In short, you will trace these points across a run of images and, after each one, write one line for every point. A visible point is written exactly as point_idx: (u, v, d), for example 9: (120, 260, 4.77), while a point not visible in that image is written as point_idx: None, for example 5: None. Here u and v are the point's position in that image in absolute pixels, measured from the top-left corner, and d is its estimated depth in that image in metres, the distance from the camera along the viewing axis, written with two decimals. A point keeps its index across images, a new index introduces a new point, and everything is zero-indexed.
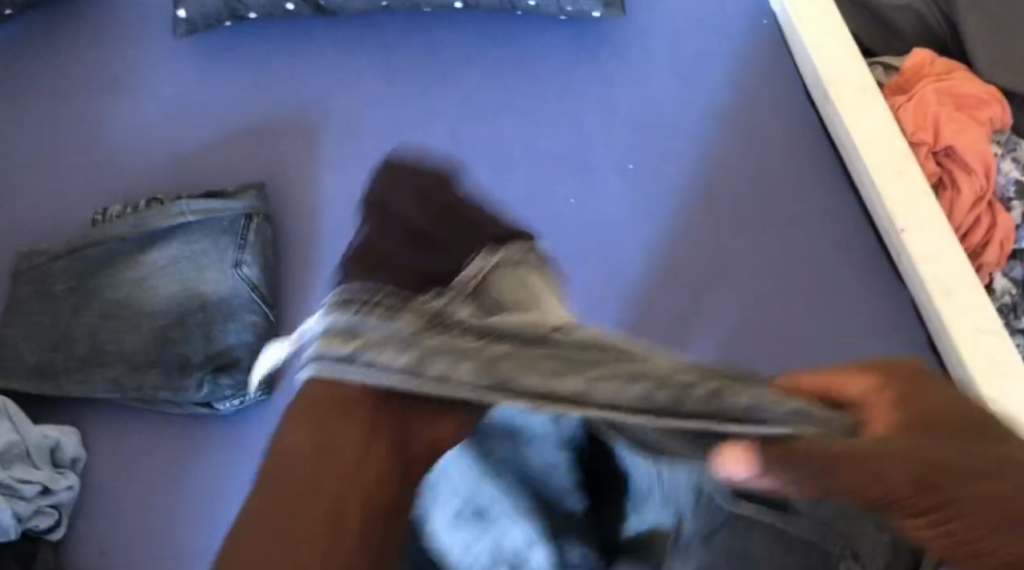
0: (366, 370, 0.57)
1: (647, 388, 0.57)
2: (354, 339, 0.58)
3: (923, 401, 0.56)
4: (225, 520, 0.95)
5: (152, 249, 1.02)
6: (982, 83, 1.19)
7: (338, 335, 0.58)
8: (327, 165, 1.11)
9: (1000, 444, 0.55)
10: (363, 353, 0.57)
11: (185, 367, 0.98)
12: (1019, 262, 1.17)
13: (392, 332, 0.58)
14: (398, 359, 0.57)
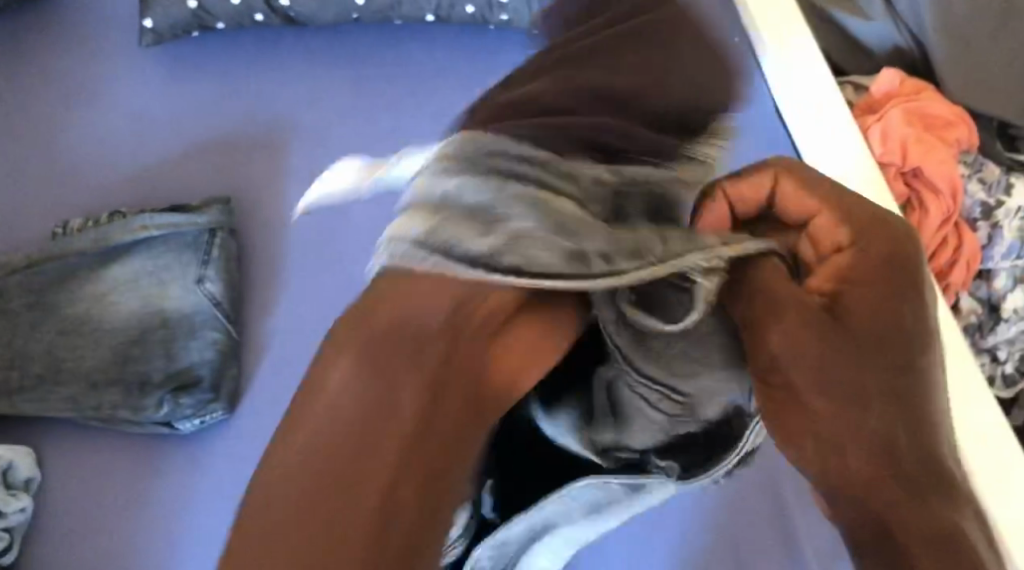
0: (475, 258, 0.56)
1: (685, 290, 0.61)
2: (483, 232, 0.57)
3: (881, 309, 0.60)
4: (183, 541, 0.93)
5: (112, 263, 1.00)
6: (950, 106, 1.19)
7: (434, 215, 0.57)
8: (294, 178, 1.09)
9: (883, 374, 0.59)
10: (452, 244, 0.56)
11: (145, 386, 0.97)
12: (985, 282, 1.19)
13: (532, 226, 0.57)
14: (524, 257, 0.56)
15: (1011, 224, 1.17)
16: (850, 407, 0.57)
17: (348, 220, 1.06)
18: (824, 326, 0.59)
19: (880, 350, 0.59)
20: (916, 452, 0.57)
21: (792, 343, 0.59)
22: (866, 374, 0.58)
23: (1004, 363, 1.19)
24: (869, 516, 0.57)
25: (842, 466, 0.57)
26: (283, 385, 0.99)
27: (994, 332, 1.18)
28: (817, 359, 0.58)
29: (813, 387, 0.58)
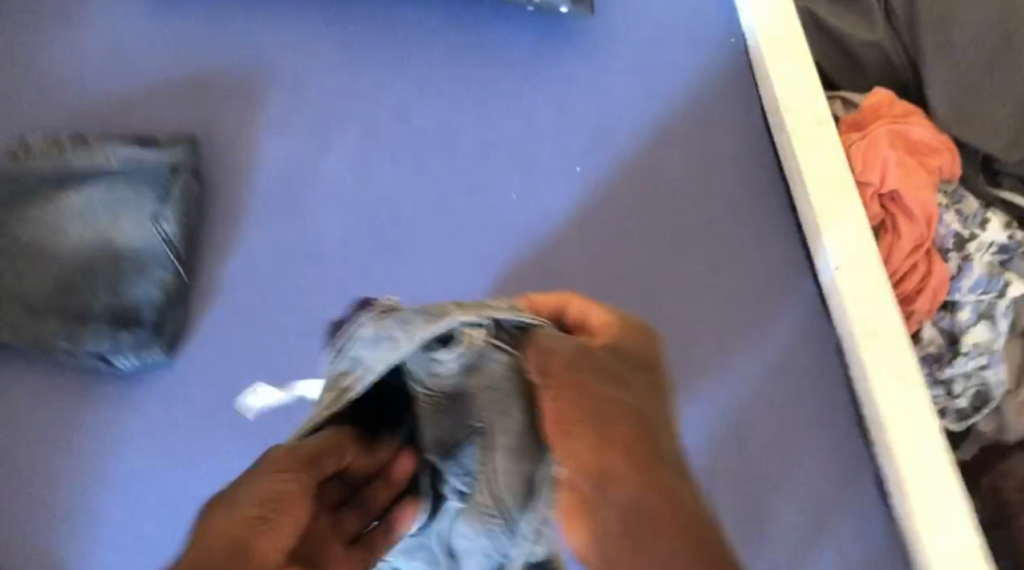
0: (352, 388, 0.78)
1: (466, 337, 0.78)
2: (362, 370, 0.78)
3: (632, 352, 0.78)
4: (107, 482, 0.93)
5: (68, 190, 0.99)
6: (935, 132, 1.18)
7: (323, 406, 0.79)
8: (266, 128, 1.07)
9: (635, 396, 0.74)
10: (345, 388, 0.78)
11: (86, 317, 0.96)
12: (948, 313, 1.18)
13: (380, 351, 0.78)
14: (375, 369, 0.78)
15: (982, 258, 1.17)
16: (606, 416, 0.71)
17: (318, 181, 1.06)
18: (613, 369, 0.74)
19: (649, 400, 0.75)
20: (669, 463, 0.72)
21: (588, 367, 0.73)
22: (619, 393, 0.73)
23: (959, 397, 1.18)
24: (641, 504, 0.69)
25: (600, 467, 0.70)
26: (230, 335, 0.99)
27: (951, 365, 1.17)
28: (603, 380, 0.73)
29: (602, 399, 0.72)
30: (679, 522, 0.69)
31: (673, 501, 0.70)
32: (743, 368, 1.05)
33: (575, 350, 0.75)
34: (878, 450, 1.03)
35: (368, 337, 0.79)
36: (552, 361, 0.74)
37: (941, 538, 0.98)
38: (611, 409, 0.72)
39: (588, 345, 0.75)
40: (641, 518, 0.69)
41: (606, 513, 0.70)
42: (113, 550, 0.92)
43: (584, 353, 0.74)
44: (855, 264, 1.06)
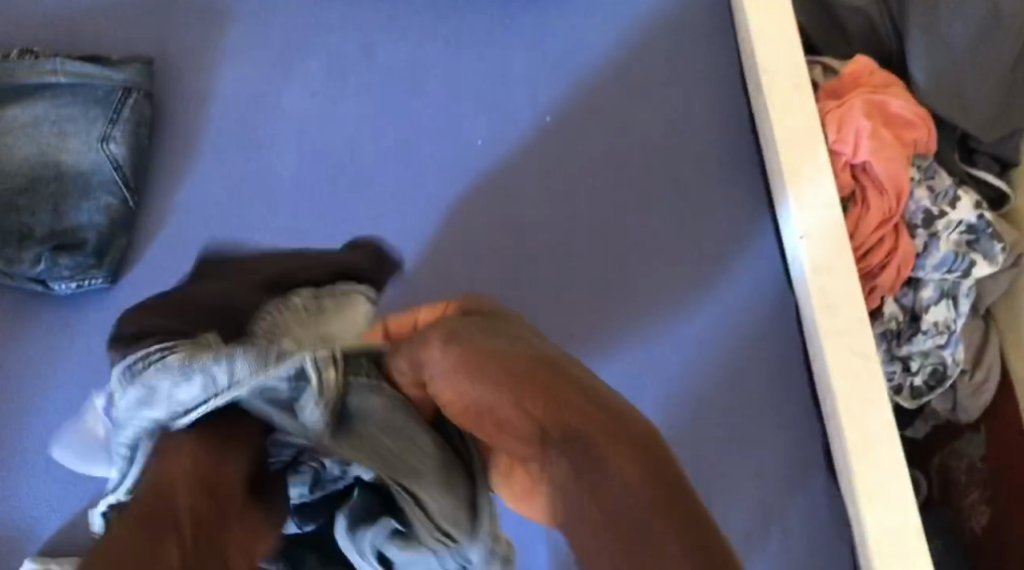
0: (186, 416, 0.73)
1: (315, 382, 0.73)
2: (196, 403, 0.72)
3: (485, 310, 0.82)
4: (43, 406, 0.93)
5: (14, 104, 0.98)
6: (914, 103, 1.15)
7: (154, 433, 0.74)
8: (226, 53, 1.04)
9: (518, 339, 0.76)
10: (176, 417, 0.73)
11: (25, 238, 0.95)
12: (912, 290, 1.17)
13: (221, 383, 0.72)
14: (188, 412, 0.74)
15: (948, 236, 1.15)
16: (502, 371, 0.73)
17: (276, 112, 1.03)
18: (500, 333, 0.76)
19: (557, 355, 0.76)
20: (586, 389, 0.72)
21: (469, 340, 0.75)
22: (501, 345, 0.75)
23: (915, 374, 1.17)
24: (577, 437, 0.69)
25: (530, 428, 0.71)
26: (174, 265, 0.97)
27: (910, 341, 1.16)
28: (496, 344, 0.75)
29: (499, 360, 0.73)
30: (642, 445, 0.68)
31: (615, 418, 0.70)
32: (700, 333, 1.03)
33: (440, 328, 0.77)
34: (829, 424, 1.01)
35: (195, 369, 0.72)
36: (433, 343, 0.76)
37: (881, 515, 0.97)
38: (505, 361, 0.73)
39: (451, 323, 0.78)
40: (582, 448, 0.69)
41: (559, 464, 0.70)
42: (47, 474, 0.92)
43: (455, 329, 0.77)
44: (819, 234, 1.03)
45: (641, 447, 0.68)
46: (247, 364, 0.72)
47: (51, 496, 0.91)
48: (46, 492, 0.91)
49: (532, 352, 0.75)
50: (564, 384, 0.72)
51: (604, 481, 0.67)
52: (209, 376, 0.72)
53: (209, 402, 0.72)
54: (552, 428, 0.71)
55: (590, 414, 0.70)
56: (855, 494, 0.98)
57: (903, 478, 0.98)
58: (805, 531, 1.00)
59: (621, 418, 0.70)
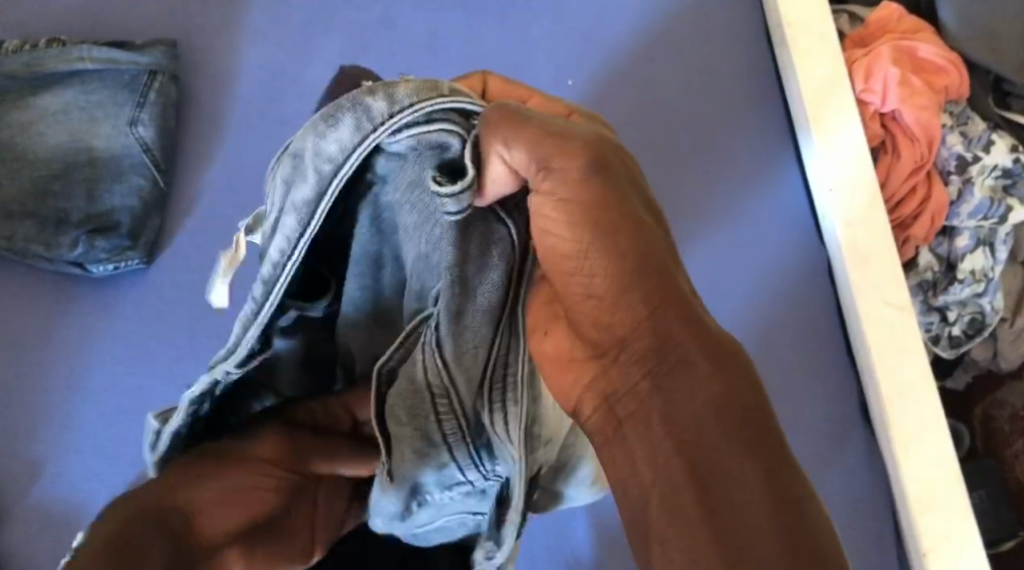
0: (340, 163, 0.64)
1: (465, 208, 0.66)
2: (351, 133, 0.64)
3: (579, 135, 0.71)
4: (86, 385, 0.96)
5: (43, 92, 1.00)
6: (945, 48, 1.14)
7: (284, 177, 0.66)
8: (249, 32, 1.06)
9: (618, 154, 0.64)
10: (311, 150, 0.65)
11: (62, 223, 0.98)
12: (947, 240, 1.15)
13: (379, 111, 0.64)
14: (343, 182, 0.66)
15: (983, 182, 1.13)
16: (626, 257, 0.61)
17: (298, 88, 1.04)
18: (620, 199, 0.62)
19: (657, 265, 0.61)
20: (679, 283, 0.62)
21: (568, 187, 0.62)
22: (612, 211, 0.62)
23: (953, 324, 1.16)
24: (667, 343, 0.60)
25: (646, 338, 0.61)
26: (206, 243, 0.99)
27: (946, 292, 1.14)
28: (605, 218, 0.62)
29: (590, 247, 0.62)
30: (722, 346, 0.60)
31: (694, 316, 0.61)
32: (731, 290, 1.03)
33: (507, 117, 0.63)
34: (863, 377, 1.01)
35: (355, 104, 0.64)
36: (525, 161, 0.63)
37: (919, 464, 0.97)
38: (608, 221, 0.62)
39: (543, 122, 0.64)
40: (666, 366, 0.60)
41: (658, 378, 0.60)
42: (92, 452, 0.94)
43: (543, 220, 0.64)
44: (847, 186, 1.02)
45: (700, 323, 0.61)
46: (387, 99, 0.64)
47: (98, 471, 0.94)
48: (91, 468, 0.94)
49: (645, 221, 0.62)
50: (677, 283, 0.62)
51: (689, 377, 0.60)
52: (359, 111, 0.64)
53: (361, 147, 0.64)
54: (671, 342, 0.60)
55: (681, 322, 0.61)
56: (891, 445, 0.98)
57: (941, 426, 0.98)
58: (844, 482, 0.99)
59: (715, 335, 0.61)
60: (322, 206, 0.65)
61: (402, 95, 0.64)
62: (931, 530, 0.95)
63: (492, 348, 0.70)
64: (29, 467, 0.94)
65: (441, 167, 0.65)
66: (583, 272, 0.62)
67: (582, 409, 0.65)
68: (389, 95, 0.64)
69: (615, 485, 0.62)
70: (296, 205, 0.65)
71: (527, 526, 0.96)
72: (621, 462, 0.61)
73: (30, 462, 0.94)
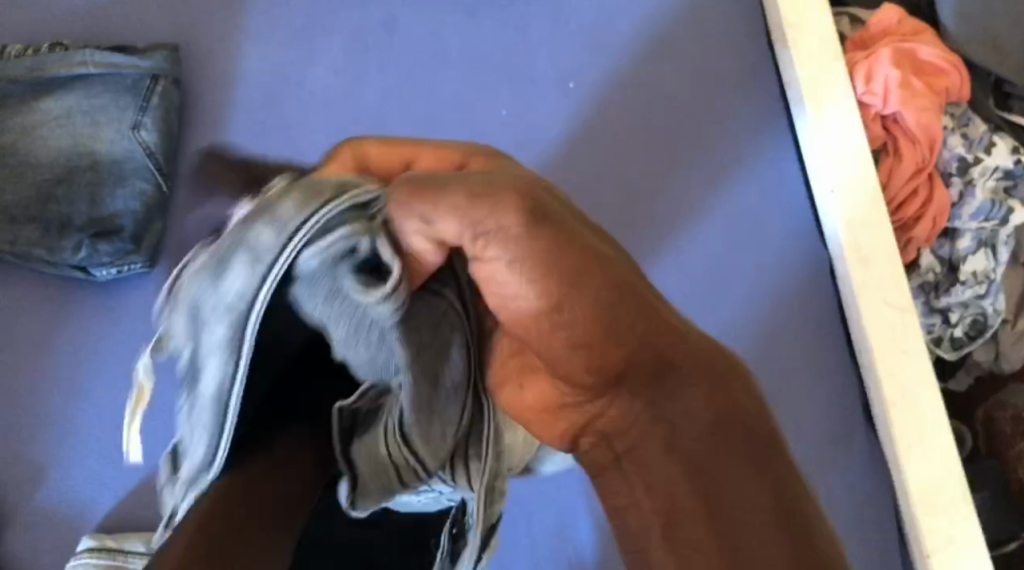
0: (250, 300, 0.64)
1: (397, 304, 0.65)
2: (246, 271, 0.64)
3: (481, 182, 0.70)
4: (89, 390, 0.96)
5: (46, 96, 1.01)
6: (945, 49, 1.14)
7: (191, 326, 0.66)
8: (251, 37, 1.06)
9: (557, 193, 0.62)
10: (214, 292, 0.65)
11: (65, 227, 0.98)
12: (948, 241, 1.15)
13: (270, 243, 0.63)
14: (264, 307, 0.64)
15: (985, 184, 1.13)
16: (601, 293, 0.59)
17: (300, 91, 1.05)
18: (574, 239, 0.59)
19: (627, 297, 0.59)
20: (653, 314, 0.59)
21: (507, 245, 0.60)
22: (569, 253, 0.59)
23: (955, 326, 1.16)
24: (657, 365, 0.58)
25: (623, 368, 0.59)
26: None
27: (948, 294, 1.15)
28: (563, 262, 0.59)
29: (552, 290, 0.59)
30: (714, 368, 0.58)
31: (672, 346, 0.59)
32: (733, 292, 1.03)
33: (414, 190, 0.63)
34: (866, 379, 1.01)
35: (241, 243, 0.64)
36: (455, 228, 0.61)
37: (922, 466, 0.97)
38: (572, 263, 0.59)
39: (472, 175, 0.62)
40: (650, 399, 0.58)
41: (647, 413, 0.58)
42: (95, 456, 0.94)
43: (497, 280, 0.61)
44: (849, 188, 1.02)
45: (677, 350, 0.59)
46: (276, 224, 0.64)
47: (101, 475, 0.94)
48: (94, 472, 0.94)
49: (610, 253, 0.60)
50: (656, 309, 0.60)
51: (681, 402, 0.57)
52: (249, 253, 0.64)
53: (264, 280, 0.64)
54: (662, 369, 0.58)
55: (661, 348, 0.59)
56: (894, 448, 0.98)
57: (943, 428, 0.98)
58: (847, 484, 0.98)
59: (701, 357, 0.59)
60: (247, 333, 0.65)
61: (288, 214, 0.64)
62: (935, 531, 0.95)
63: (457, 413, 0.69)
64: (32, 472, 0.94)
65: (354, 273, 0.64)
66: (555, 319, 0.60)
67: (580, 445, 0.64)
68: (274, 221, 0.64)
69: (615, 518, 0.59)
70: (215, 345, 0.65)
71: (530, 529, 0.96)
72: (620, 496, 0.59)
73: (33, 467, 0.94)
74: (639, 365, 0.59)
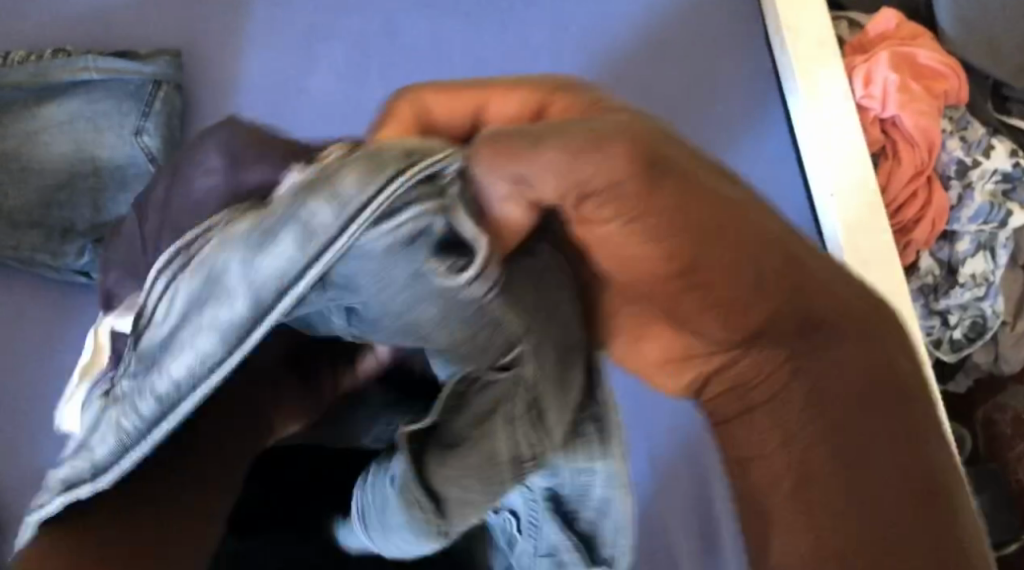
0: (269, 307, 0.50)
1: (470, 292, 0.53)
2: (263, 257, 0.50)
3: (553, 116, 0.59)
4: None
5: (49, 102, 1.01)
6: (943, 53, 1.14)
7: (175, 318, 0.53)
8: (253, 42, 1.06)
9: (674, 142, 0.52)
10: (222, 280, 0.51)
11: (68, 232, 0.99)
12: (947, 244, 1.15)
13: (302, 223, 0.49)
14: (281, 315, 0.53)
15: (984, 186, 1.14)
16: (741, 256, 0.52)
17: (302, 97, 1.05)
18: (700, 195, 0.50)
19: (765, 251, 0.52)
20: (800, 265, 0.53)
21: (620, 206, 0.50)
22: (697, 205, 0.50)
23: (954, 328, 1.16)
24: (779, 320, 0.54)
25: (756, 325, 0.54)
26: None
27: (947, 296, 1.15)
28: (692, 222, 0.51)
29: (683, 255, 0.51)
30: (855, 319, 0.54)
31: (806, 292, 0.53)
32: None
33: (502, 152, 0.50)
34: None
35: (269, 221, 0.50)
36: (555, 190, 0.50)
37: None
38: (700, 215, 0.51)
39: (583, 123, 0.50)
40: (789, 353, 0.54)
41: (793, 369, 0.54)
42: None
43: (610, 245, 0.52)
44: (848, 192, 1.03)
45: (805, 299, 0.53)
46: (331, 203, 0.49)
47: None
48: None
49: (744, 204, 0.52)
50: (789, 253, 0.53)
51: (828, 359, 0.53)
52: (274, 237, 0.50)
53: (292, 271, 0.50)
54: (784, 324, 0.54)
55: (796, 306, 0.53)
56: None
57: None
58: None
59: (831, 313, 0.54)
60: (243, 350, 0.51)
61: (347, 190, 0.49)
62: None
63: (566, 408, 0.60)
64: (33, 477, 0.94)
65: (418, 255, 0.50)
66: (681, 282, 0.53)
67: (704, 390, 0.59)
68: (312, 202, 0.49)
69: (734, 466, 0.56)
70: (200, 350, 0.51)
71: None
72: (759, 445, 0.55)
73: (35, 472, 0.94)
74: (774, 324, 0.54)
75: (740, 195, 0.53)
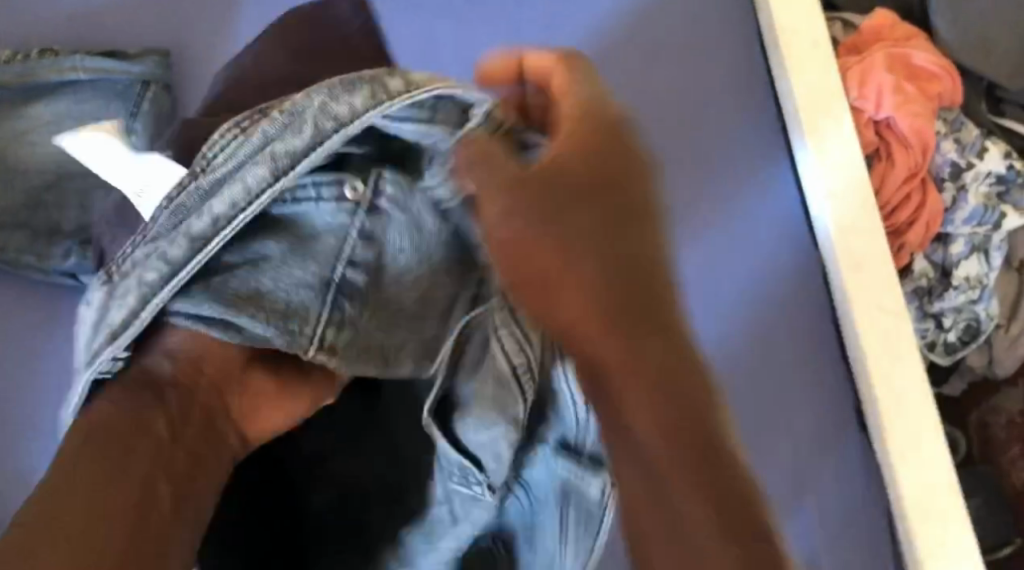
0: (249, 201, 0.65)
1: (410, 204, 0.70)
2: (265, 150, 0.66)
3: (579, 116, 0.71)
4: None
5: (37, 102, 1.00)
6: (937, 55, 1.14)
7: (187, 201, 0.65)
8: (243, 42, 1.06)
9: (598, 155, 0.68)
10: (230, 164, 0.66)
11: (55, 234, 0.97)
12: (941, 246, 1.15)
13: (294, 137, 0.65)
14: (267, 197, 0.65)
15: (978, 189, 1.13)
16: (574, 251, 0.65)
17: None
18: (561, 210, 0.66)
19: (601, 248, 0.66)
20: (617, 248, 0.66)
21: (503, 217, 0.66)
22: (561, 220, 0.66)
23: (948, 331, 1.16)
24: (608, 320, 0.64)
25: (600, 326, 0.64)
26: None
27: (941, 299, 1.14)
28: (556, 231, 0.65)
29: (563, 241, 0.65)
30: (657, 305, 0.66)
31: (630, 291, 0.65)
32: (727, 296, 1.02)
33: (475, 155, 0.67)
34: (859, 384, 1.00)
35: (282, 110, 0.66)
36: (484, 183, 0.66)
37: (915, 472, 0.97)
38: (561, 208, 0.66)
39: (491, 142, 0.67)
40: (610, 350, 0.64)
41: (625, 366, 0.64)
42: None
43: (507, 240, 0.66)
44: (841, 193, 1.02)
45: (625, 291, 0.65)
46: (357, 94, 0.66)
47: None
48: None
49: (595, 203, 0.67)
50: (613, 253, 0.66)
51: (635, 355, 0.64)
52: (282, 127, 0.66)
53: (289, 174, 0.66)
54: (612, 324, 0.64)
55: (621, 305, 0.65)
56: (887, 454, 0.97)
57: (936, 434, 0.98)
58: (841, 489, 0.99)
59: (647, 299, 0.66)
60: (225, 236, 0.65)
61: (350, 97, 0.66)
62: (929, 538, 0.95)
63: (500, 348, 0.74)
64: (21, 481, 0.93)
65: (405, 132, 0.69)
66: (565, 283, 0.65)
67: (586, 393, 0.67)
68: (323, 102, 0.66)
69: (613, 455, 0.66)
70: (190, 232, 0.65)
71: None
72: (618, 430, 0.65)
73: (22, 476, 0.93)
74: (610, 322, 0.65)
75: (589, 201, 0.67)
